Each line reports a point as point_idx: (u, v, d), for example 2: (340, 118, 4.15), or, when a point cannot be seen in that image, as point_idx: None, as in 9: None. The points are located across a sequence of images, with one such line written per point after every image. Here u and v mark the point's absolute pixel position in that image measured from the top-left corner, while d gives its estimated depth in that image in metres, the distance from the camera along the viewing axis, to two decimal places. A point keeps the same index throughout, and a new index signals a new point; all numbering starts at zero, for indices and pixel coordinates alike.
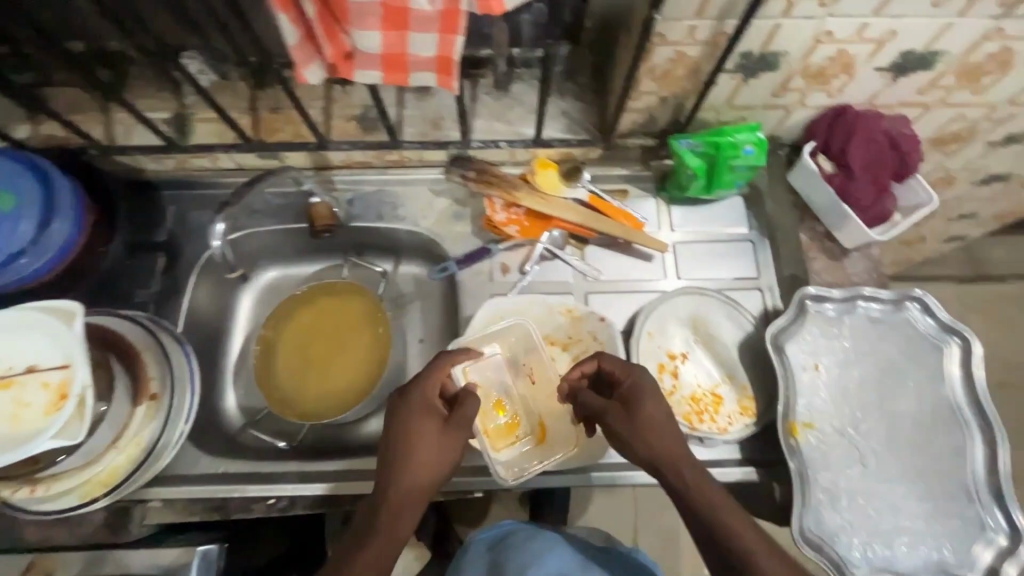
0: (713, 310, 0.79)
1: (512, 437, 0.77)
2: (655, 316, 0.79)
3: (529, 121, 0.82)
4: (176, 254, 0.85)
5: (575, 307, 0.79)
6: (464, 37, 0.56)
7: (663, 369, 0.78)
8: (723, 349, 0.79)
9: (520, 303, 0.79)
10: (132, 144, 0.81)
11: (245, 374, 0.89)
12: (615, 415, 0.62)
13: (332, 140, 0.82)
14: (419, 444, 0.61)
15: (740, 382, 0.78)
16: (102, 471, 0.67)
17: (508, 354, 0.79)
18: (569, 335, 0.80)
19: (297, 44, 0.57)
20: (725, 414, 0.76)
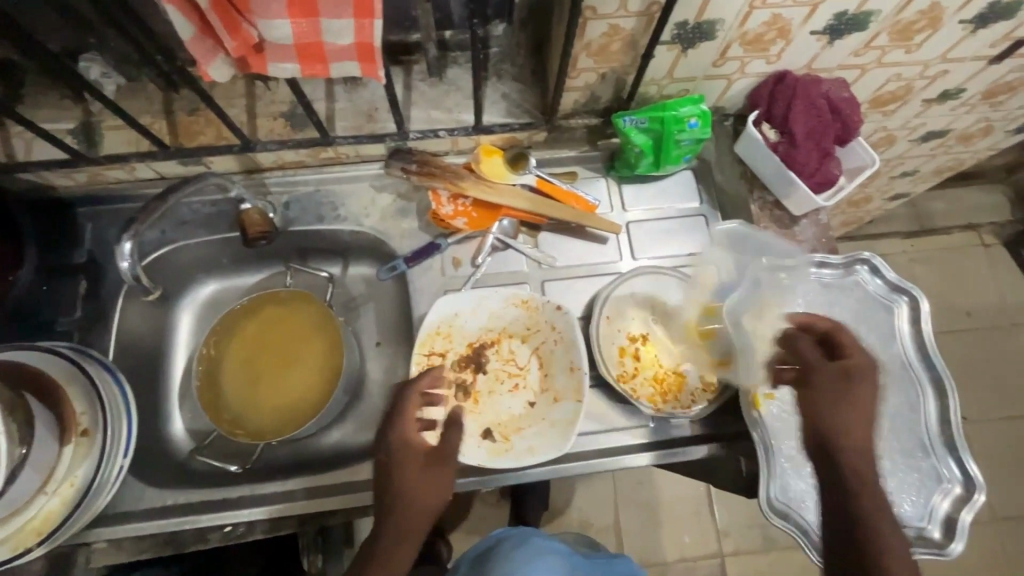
0: (669, 287, 0.79)
1: (508, 445, 0.74)
2: (612, 300, 0.78)
3: (468, 108, 0.78)
4: (99, 276, 0.78)
5: (529, 298, 0.76)
6: (381, 21, 0.53)
7: (624, 352, 0.78)
8: (681, 327, 0.79)
9: (475, 297, 0.77)
10: (33, 160, 0.73)
11: (190, 397, 0.84)
12: (832, 385, 0.63)
13: (259, 141, 0.76)
14: (407, 484, 0.64)
15: (701, 358, 0.77)
16: (35, 518, 0.62)
17: (515, 356, 0.80)
18: (529, 325, 0.78)
19: (197, 38, 0.52)
20: (688, 392, 0.75)
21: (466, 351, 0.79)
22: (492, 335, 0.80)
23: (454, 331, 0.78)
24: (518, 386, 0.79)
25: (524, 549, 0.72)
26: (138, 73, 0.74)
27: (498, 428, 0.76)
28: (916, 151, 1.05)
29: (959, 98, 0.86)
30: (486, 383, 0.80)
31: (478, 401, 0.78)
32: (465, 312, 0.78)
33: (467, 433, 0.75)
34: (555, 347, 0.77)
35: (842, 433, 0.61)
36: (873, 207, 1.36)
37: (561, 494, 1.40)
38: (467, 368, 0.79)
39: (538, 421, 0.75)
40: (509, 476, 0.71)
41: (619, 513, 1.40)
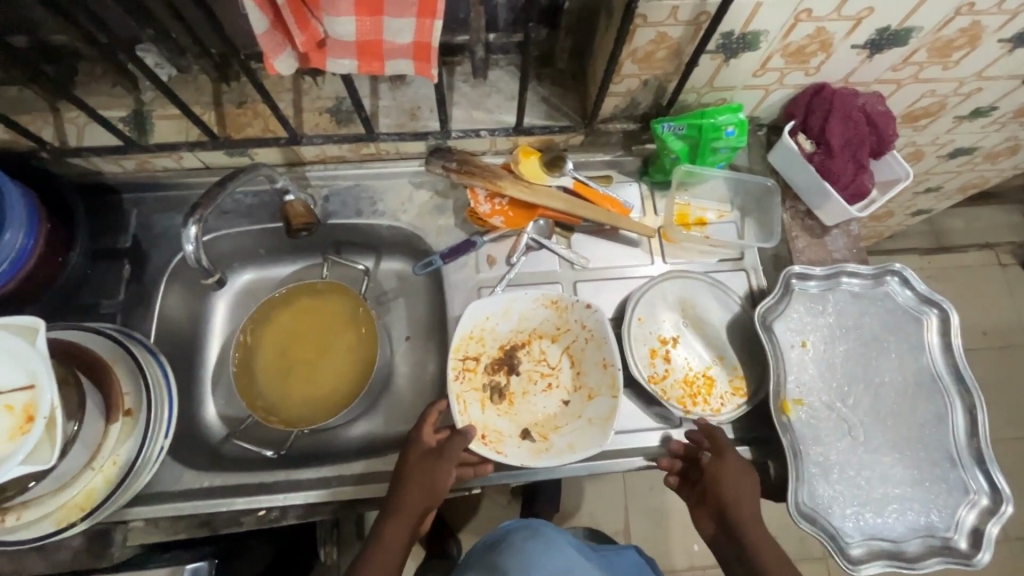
0: (698, 288, 0.80)
1: (547, 445, 0.75)
2: (642, 301, 0.79)
3: (509, 109, 0.80)
4: (143, 261, 0.80)
5: (559, 298, 0.77)
6: (442, 21, 0.55)
7: (654, 353, 0.79)
8: (714, 331, 0.80)
9: (506, 303, 0.77)
10: (86, 145, 0.75)
11: (224, 383, 0.85)
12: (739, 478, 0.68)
13: (305, 134, 0.78)
14: (409, 480, 0.67)
15: (730, 362, 0.78)
16: (78, 494, 0.63)
17: (548, 359, 0.81)
18: (558, 325, 0.79)
19: (266, 32, 0.53)
20: (717, 395, 0.77)
21: (498, 353, 0.81)
22: (522, 338, 0.81)
23: (486, 335, 0.79)
24: (551, 385, 0.80)
25: (535, 540, 0.73)
26: (191, 64, 0.76)
27: (535, 427, 0.78)
28: (942, 167, 1.06)
29: (991, 116, 0.87)
30: (519, 384, 0.81)
31: (513, 402, 0.80)
32: (495, 316, 0.78)
33: (506, 435, 0.76)
34: (586, 345, 0.77)
35: (739, 508, 0.67)
36: (895, 222, 1.37)
37: (572, 497, 1.41)
38: (499, 370, 0.81)
39: (575, 419, 0.76)
40: (543, 472, 0.73)
41: (630, 518, 1.40)
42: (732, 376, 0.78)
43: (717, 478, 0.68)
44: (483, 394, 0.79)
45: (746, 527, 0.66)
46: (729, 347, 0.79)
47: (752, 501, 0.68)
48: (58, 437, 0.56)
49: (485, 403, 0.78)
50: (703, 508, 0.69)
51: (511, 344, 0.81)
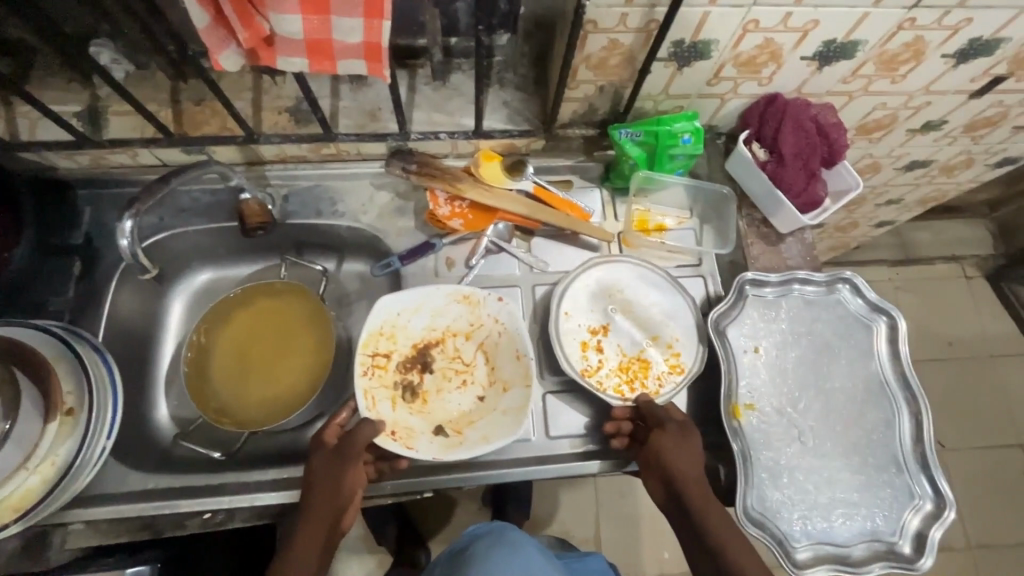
0: (623, 276, 0.81)
1: (459, 439, 0.74)
2: (569, 296, 0.80)
3: (469, 112, 0.80)
4: (94, 258, 0.78)
5: (471, 293, 0.77)
6: (390, 21, 0.54)
7: (586, 347, 0.78)
8: (640, 312, 0.80)
9: (417, 297, 0.77)
10: (37, 140, 0.74)
11: (177, 384, 0.84)
12: (676, 441, 0.68)
13: (263, 133, 0.77)
14: (316, 477, 0.66)
15: (665, 341, 0.78)
16: (14, 495, 0.61)
17: (462, 355, 0.80)
18: (471, 321, 0.79)
19: (209, 27, 0.54)
20: (655, 376, 0.77)
21: (411, 352, 0.80)
22: (435, 336, 0.80)
23: (397, 332, 0.78)
24: (466, 382, 0.79)
25: (500, 547, 0.72)
26: (148, 60, 0.76)
27: (449, 424, 0.76)
28: (900, 179, 1.08)
29: (942, 129, 0.90)
30: (433, 381, 0.79)
31: (426, 401, 0.78)
32: (406, 313, 0.78)
33: (418, 432, 0.75)
34: (499, 340, 0.77)
35: (683, 474, 0.66)
36: (860, 233, 1.40)
37: (543, 505, 1.41)
38: (412, 369, 0.79)
39: (489, 413, 0.75)
40: (493, 475, 0.73)
41: (601, 526, 1.40)
42: (667, 352, 0.78)
43: (659, 448, 0.67)
44: (394, 391, 0.77)
45: (695, 499, 0.65)
46: (664, 325, 0.79)
47: (699, 473, 0.67)
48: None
49: (396, 402, 0.76)
50: (653, 476, 0.69)
51: (422, 342, 0.80)
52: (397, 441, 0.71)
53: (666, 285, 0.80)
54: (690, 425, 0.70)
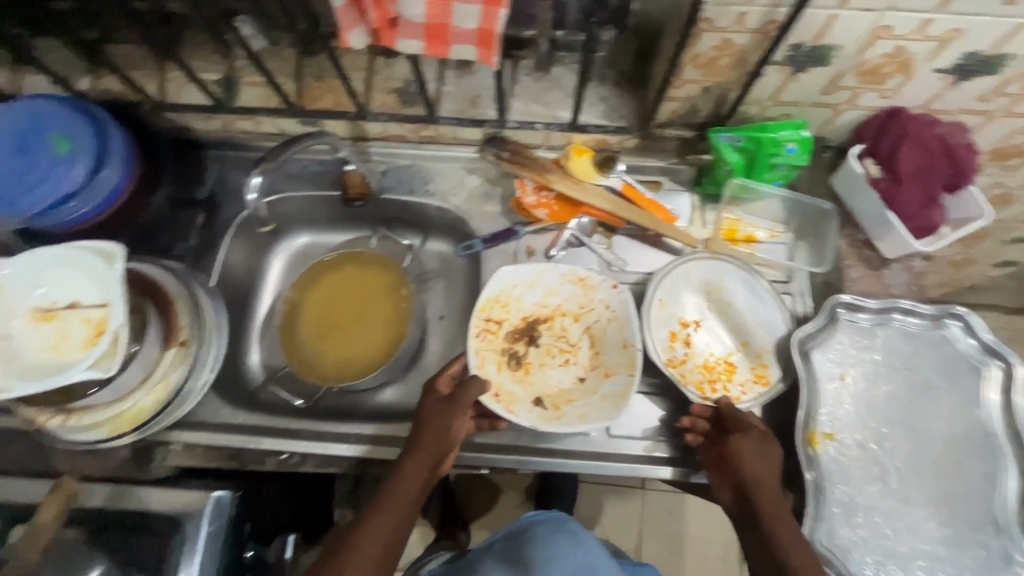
0: (725, 274, 0.79)
1: (557, 414, 0.75)
2: (666, 282, 0.78)
3: (566, 105, 0.81)
4: (215, 212, 0.87)
5: (587, 275, 0.79)
6: (506, 10, 0.58)
7: (675, 337, 0.78)
8: (736, 315, 0.78)
9: (537, 272, 0.79)
10: (182, 102, 0.84)
11: (269, 334, 0.91)
12: (757, 449, 0.66)
13: (371, 111, 0.83)
14: (427, 420, 0.69)
15: (754, 348, 0.76)
16: (130, 410, 0.69)
17: (569, 334, 0.81)
18: (582, 303, 0.80)
19: (345, 6, 0.57)
20: (738, 383, 0.75)
21: (520, 323, 0.81)
22: (545, 312, 0.82)
23: (510, 302, 0.80)
24: (568, 361, 0.80)
25: (561, 536, 0.74)
26: (279, 37, 0.83)
27: (549, 398, 0.77)
28: None
29: None
30: (538, 355, 0.81)
31: (529, 371, 0.79)
32: (524, 284, 0.80)
33: (519, 398, 0.76)
34: (608, 326, 0.78)
35: (759, 483, 0.64)
36: (975, 272, 1.26)
37: (587, 508, 1.40)
38: (519, 340, 0.81)
39: (589, 394, 0.76)
40: (550, 462, 0.74)
41: (644, 539, 1.37)
42: (756, 361, 0.76)
43: (738, 455, 0.66)
44: (501, 356, 0.79)
45: (768, 511, 0.63)
46: (756, 333, 0.77)
47: (775, 485, 0.65)
48: (124, 337, 0.64)
49: (501, 368, 0.78)
50: (724, 481, 0.67)
51: (531, 317, 0.82)
52: (499, 403, 0.73)
53: (761, 293, 0.77)
54: (768, 436, 0.68)
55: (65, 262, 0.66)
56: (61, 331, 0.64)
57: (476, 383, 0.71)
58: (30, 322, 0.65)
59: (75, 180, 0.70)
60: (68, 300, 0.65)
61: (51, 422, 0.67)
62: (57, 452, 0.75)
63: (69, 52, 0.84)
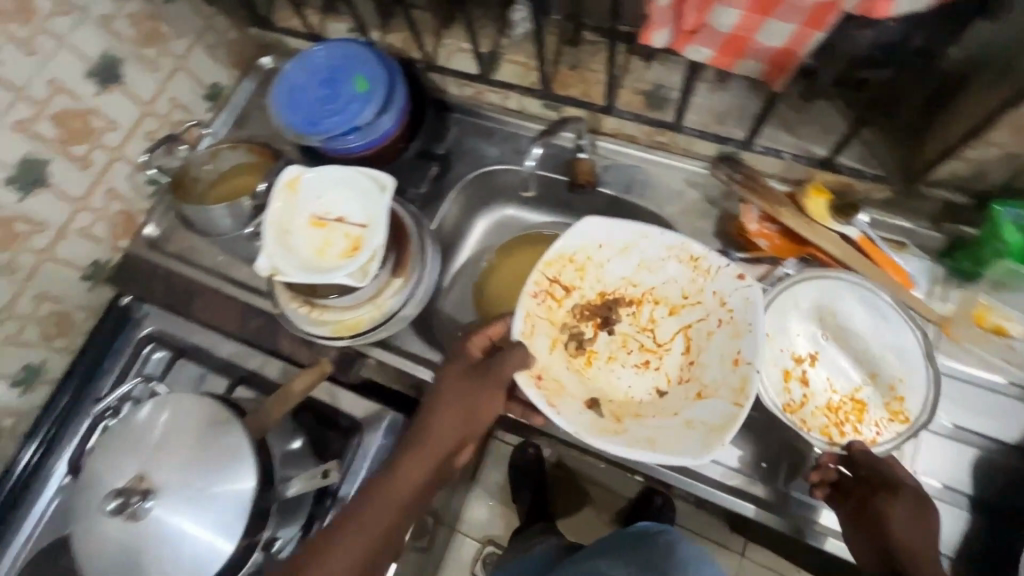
0: (848, 300, 0.76)
1: (616, 430, 0.72)
2: (775, 313, 0.77)
3: (822, 140, 0.77)
4: (447, 168, 0.96)
5: (701, 256, 0.73)
6: (823, 35, 0.56)
7: (789, 375, 0.76)
8: (857, 344, 0.76)
9: (641, 256, 0.77)
10: (450, 67, 0.94)
11: (458, 288, 0.99)
12: (909, 508, 0.65)
13: (616, 108, 0.86)
14: (452, 393, 0.71)
15: (884, 379, 0.74)
16: (352, 318, 0.80)
17: (653, 329, 0.79)
18: (686, 292, 0.76)
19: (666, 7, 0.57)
20: (871, 422, 0.73)
21: (596, 299, 0.79)
22: (632, 297, 0.79)
23: (589, 273, 0.78)
24: (647, 362, 0.79)
25: (681, 545, 0.84)
26: None
27: (610, 407, 0.75)
28: None
29: None
30: (609, 345, 0.80)
31: (592, 363, 0.78)
32: (608, 258, 0.77)
33: (572, 393, 0.75)
34: (714, 331, 0.74)
35: (914, 543, 0.63)
36: None
37: None
38: (590, 320, 0.79)
39: (663, 414, 0.74)
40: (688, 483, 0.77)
41: None
42: (888, 397, 0.73)
43: (888, 512, 0.64)
44: (561, 334, 0.78)
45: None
46: (883, 364, 0.74)
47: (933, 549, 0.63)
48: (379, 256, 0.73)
49: (556, 347, 0.77)
50: (869, 540, 0.66)
51: (613, 293, 0.79)
52: (542, 391, 0.70)
53: (894, 321, 0.73)
54: (922, 496, 0.66)
55: (347, 181, 0.76)
56: (327, 238, 0.75)
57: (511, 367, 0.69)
58: (305, 225, 0.75)
59: (363, 118, 0.83)
60: (337, 214, 0.76)
61: (297, 309, 0.80)
62: (283, 337, 0.88)
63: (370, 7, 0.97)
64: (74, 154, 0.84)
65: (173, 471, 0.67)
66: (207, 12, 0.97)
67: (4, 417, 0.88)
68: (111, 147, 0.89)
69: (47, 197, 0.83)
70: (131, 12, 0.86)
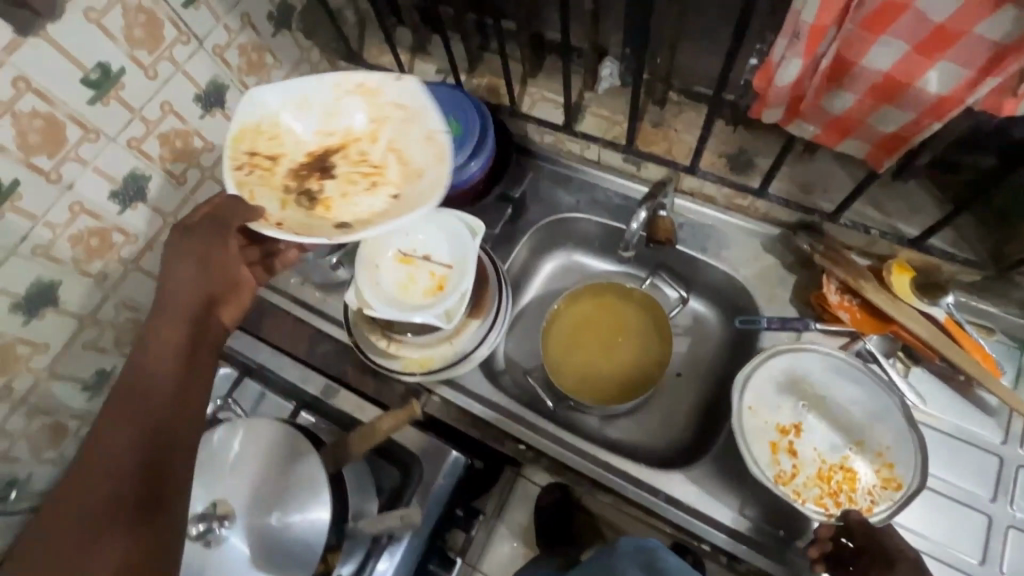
0: (820, 373, 0.79)
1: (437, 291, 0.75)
2: (755, 392, 0.80)
3: (910, 220, 0.78)
4: (520, 211, 0.98)
5: (370, 83, 0.74)
6: (941, 125, 0.56)
7: (777, 448, 0.80)
8: (839, 413, 0.80)
9: (299, 92, 0.74)
10: (533, 116, 0.97)
11: (520, 330, 1.00)
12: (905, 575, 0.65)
13: (699, 169, 0.87)
14: (177, 272, 0.65)
15: (870, 448, 0.77)
16: (425, 356, 0.81)
17: (377, 153, 0.74)
18: (375, 116, 0.75)
19: (787, 86, 0.58)
20: (864, 490, 0.75)
21: (306, 158, 0.74)
22: (335, 144, 0.75)
23: (283, 136, 0.73)
24: (376, 184, 0.73)
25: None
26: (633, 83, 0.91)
27: (354, 224, 0.68)
28: None
29: None
30: (336, 188, 0.72)
31: (330, 208, 0.71)
32: (281, 110, 0.73)
33: (311, 228, 0.68)
34: (406, 127, 0.74)
35: None
36: None
37: None
38: (310, 176, 0.73)
39: (403, 206, 0.69)
40: (709, 533, 0.77)
41: None
42: (879, 465, 0.76)
43: None
44: (286, 194, 0.71)
45: None
46: (868, 430, 0.77)
47: None
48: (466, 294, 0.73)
49: (287, 202, 0.70)
50: None
51: (336, 134, 0.75)
52: (281, 216, 0.68)
53: (870, 386, 0.76)
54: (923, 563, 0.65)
55: (433, 218, 0.77)
56: (412, 275, 0.77)
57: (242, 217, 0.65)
58: (392, 260, 0.78)
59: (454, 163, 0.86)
60: (424, 252, 0.77)
61: (376, 342, 0.81)
62: (350, 366, 0.89)
63: (460, 52, 1.01)
64: (172, 172, 0.87)
65: (247, 492, 0.69)
66: (305, 45, 1.02)
67: (72, 420, 0.90)
68: (204, 167, 0.92)
69: (143, 211, 0.86)
70: (242, 43, 0.90)
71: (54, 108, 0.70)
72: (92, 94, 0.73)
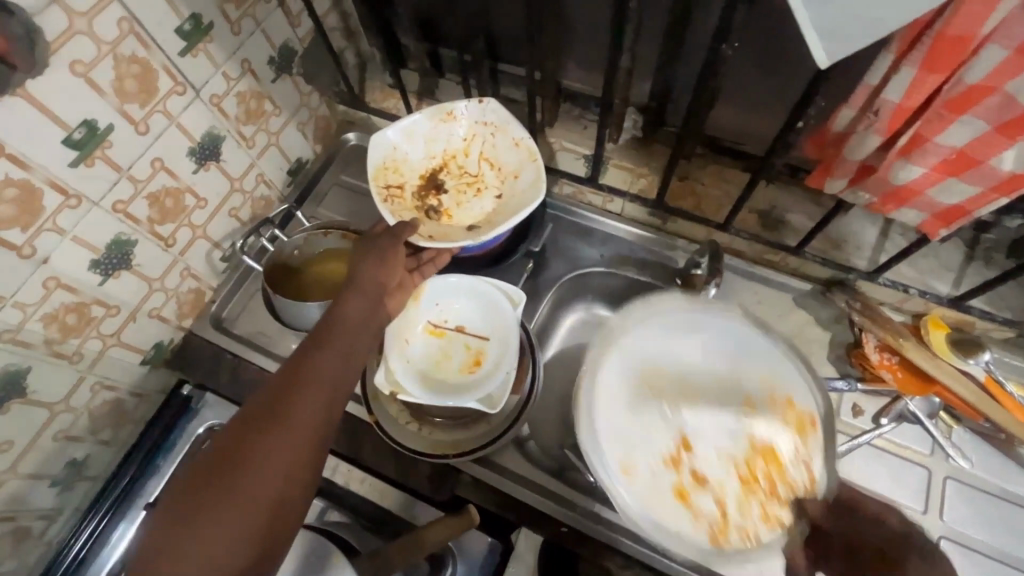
0: (657, 354, 0.71)
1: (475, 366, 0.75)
2: (619, 441, 0.66)
3: (945, 279, 0.78)
4: (542, 266, 0.93)
5: (452, 108, 0.82)
6: (1009, 200, 0.55)
7: (682, 489, 0.64)
8: (703, 384, 0.69)
9: (406, 123, 0.81)
10: (554, 167, 0.93)
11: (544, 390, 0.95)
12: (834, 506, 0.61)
13: (732, 226, 0.85)
14: (371, 270, 0.68)
15: (758, 400, 0.67)
16: (457, 438, 0.75)
17: (476, 163, 0.84)
18: (465, 136, 0.83)
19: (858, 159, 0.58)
20: (790, 459, 0.64)
21: (420, 180, 0.83)
22: (437, 162, 0.84)
23: (401, 165, 0.82)
24: (480, 190, 0.84)
25: None
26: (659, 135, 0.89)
27: (483, 223, 0.81)
28: None
29: None
30: (451, 200, 0.83)
31: (452, 216, 0.82)
32: (399, 143, 0.81)
33: (453, 235, 0.79)
34: (493, 139, 0.82)
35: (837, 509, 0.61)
36: None
37: None
38: (429, 194, 0.83)
39: (511, 203, 0.80)
40: None
41: None
42: (782, 410, 0.66)
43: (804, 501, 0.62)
44: (418, 212, 0.81)
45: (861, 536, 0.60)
46: (743, 383, 0.68)
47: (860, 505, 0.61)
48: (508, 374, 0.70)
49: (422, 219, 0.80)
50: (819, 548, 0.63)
51: (441, 156, 0.84)
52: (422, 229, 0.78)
53: (708, 327, 0.71)
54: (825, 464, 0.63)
55: (468, 291, 0.76)
56: (446, 350, 0.75)
57: (407, 229, 0.71)
58: (422, 333, 0.75)
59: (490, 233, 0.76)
60: (456, 323, 0.76)
61: (404, 422, 0.75)
62: (367, 444, 0.79)
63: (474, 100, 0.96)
64: (161, 234, 0.78)
65: None
66: (306, 90, 0.94)
67: (35, 520, 0.77)
68: (196, 225, 0.83)
69: (127, 279, 0.76)
70: (241, 91, 0.81)
71: (30, 173, 0.60)
72: (75, 155, 0.63)
